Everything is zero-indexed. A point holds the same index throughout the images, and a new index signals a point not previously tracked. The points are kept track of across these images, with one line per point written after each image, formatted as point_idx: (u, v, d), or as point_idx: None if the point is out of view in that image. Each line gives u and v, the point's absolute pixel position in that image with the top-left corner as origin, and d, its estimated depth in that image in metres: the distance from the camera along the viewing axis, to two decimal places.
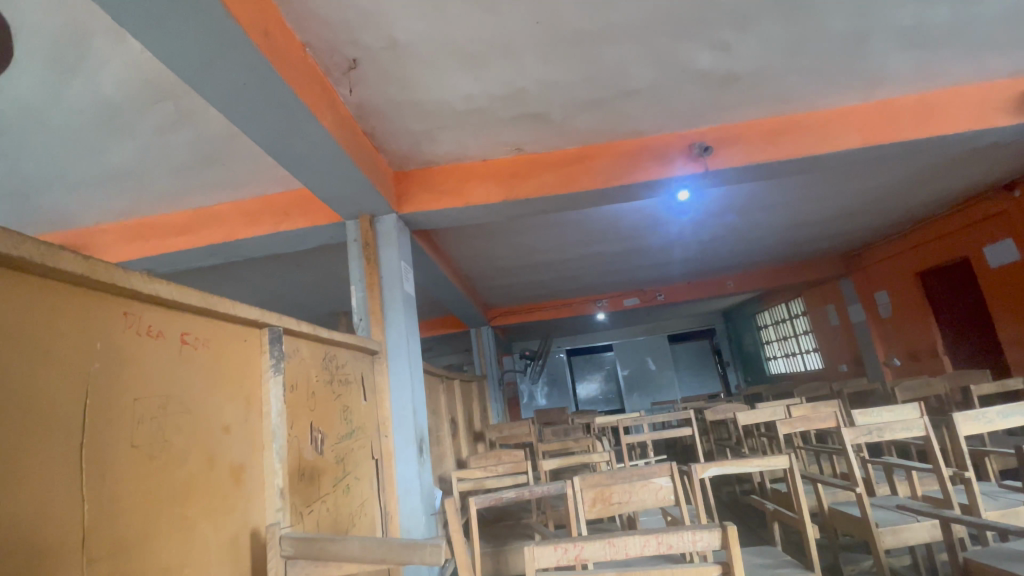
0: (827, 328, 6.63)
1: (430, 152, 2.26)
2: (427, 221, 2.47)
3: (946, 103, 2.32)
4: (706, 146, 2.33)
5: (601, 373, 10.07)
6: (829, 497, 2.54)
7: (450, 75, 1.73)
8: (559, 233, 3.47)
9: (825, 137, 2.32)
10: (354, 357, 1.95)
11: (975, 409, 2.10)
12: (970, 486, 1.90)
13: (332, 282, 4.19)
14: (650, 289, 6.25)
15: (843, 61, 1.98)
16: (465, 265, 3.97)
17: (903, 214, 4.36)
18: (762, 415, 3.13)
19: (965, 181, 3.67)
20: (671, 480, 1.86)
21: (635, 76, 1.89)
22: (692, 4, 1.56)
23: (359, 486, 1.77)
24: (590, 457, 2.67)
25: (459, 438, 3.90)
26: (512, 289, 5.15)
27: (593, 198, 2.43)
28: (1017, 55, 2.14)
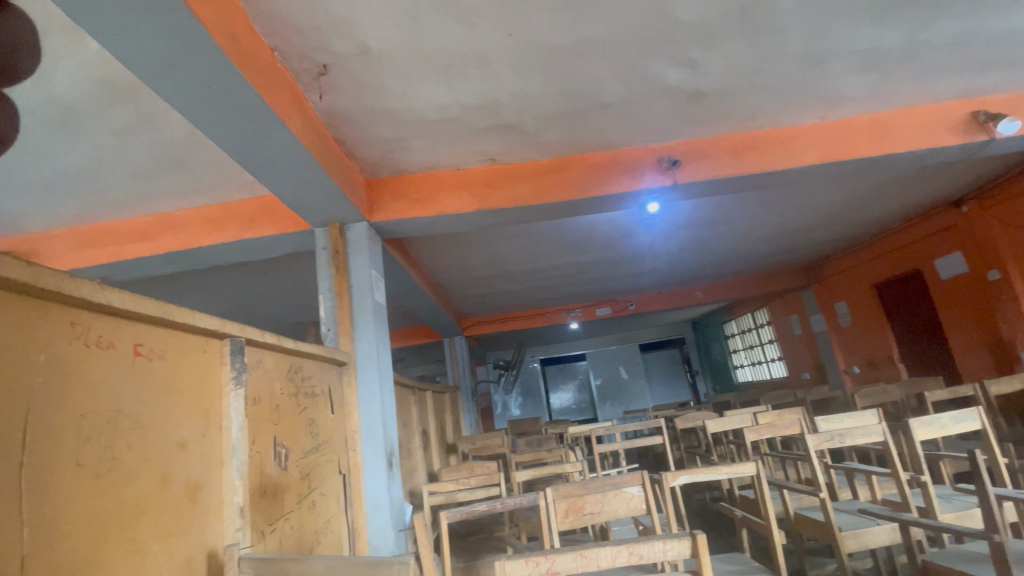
0: (791, 338, 6.84)
1: (402, 161, 2.23)
2: (398, 230, 2.43)
3: (899, 122, 2.44)
4: (675, 160, 2.38)
5: (575, 382, 10.11)
6: (795, 503, 2.59)
7: (422, 84, 1.72)
8: (533, 243, 3.47)
9: (787, 153, 2.41)
10: (321, 368, 1.89)
11: (930, 415, 2.19)
12: (927, 490, 1.97)
13: (301, 291, 4.09)
14: (622, 299, 6.32)
15: (805, 80, 2.06)
16: (439, 274, 3.93)
17: (860, 228, 4.55)
18: (731, 423, 3.19)
19: (917, 197, 3.86)
20: (643, 488, 1.86)
21: (607, 90, 1.92)
22: (660, 22, 1.60)
23: (325, 503, 1.71)
24: (564, 468, 2.66)
25: (430, 450, 3.83)
26: (486, 299, 5.12)
27: (566, 209, 2.45)
28: (962, 80, 2.27)
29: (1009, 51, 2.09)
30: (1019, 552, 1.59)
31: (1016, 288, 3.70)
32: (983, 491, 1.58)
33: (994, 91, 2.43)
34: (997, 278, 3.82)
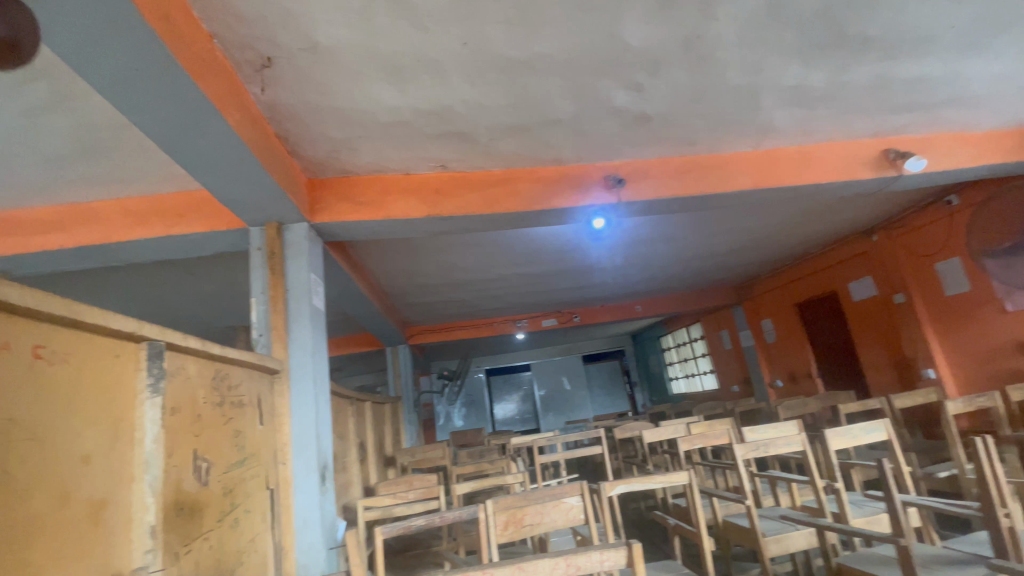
0: (722, 352, 7.21)
1: (348, 162, 2.16)
2: (342, 233, 2.35)
3: (822, 156, 2.65)
4: (620, 178, 2.46)
5: (519, 393, 10.13)
6: (723, 510, 2.71)
7: (373, 85, 1.68)
8: (482, 253, 3.46)
9: (724, 178, 2.55)
10: (250, 376, 1.77)
11: (843, 426, 2.36)
12: (840, 496, 2.12)
13: (232, 293, 3.85)
14: (567, 311, 6.43)
15: (740, 111, 2.19)
16: (383, 281, 3.82)
17: (785, 251, 4.90)
18: (666, 433, 3.30)
19: (835, 224, 4.21)
20: (582, 498, 1.86)
21: (558, 107, 1.96)
22: (610, 46, 1.65)
23: (249, 521, 1.59)
24: (505, 479, 2.64)
25: (367, 463, 3.69)
26: (431, 307, 5.04)
27: (514, 220, 2.46)
28: (875, 121, 2.50)
29: (914, 98, 2.32)
30: (920, 554, 1.75)
31: (917, 311, 4.10)
32: (889, 498, 1.71)
33: (902, 133, 2.68)
34: (901, 301, 4.22)
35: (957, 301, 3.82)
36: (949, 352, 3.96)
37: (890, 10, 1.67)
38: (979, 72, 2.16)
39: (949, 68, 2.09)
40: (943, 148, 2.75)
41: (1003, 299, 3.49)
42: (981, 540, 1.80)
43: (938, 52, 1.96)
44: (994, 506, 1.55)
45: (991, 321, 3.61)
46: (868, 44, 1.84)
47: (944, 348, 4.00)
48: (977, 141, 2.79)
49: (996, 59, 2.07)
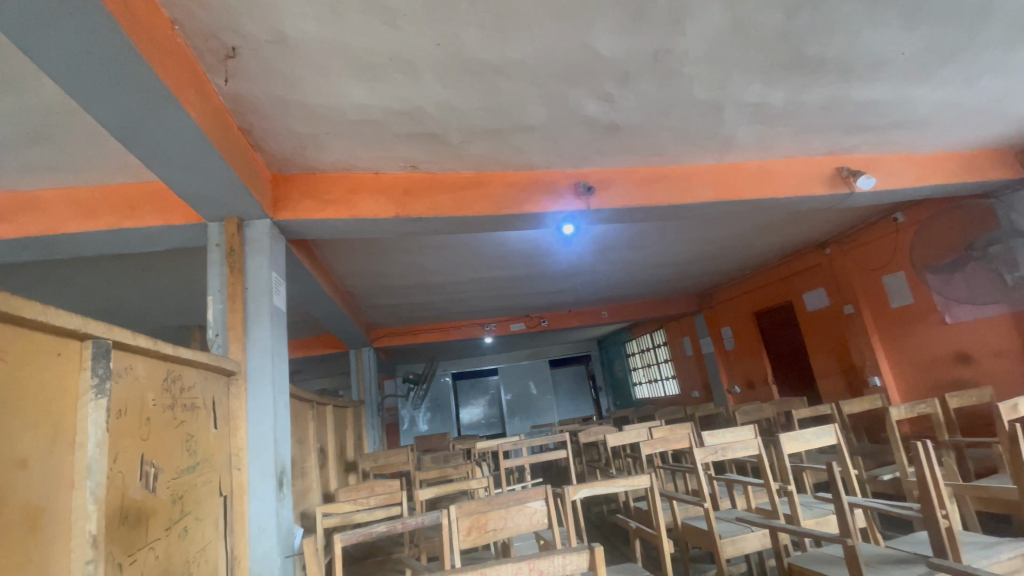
0: (684, 358, 7.40)
1: (315, 159, 2.11)
2: (306, 231, 2.28)
3: (780, 171, 2.77)
4: (590, 186, 2.49)
5: (485, 398, 10.10)
6: (682, 513, 2.78)
7: (342, 81, 1.64)
8: (450, 255, 3.44)
9: (688, 190, 2.62)
10: (205, 377, 1.69)
11: (797, 431, 2.46)
12: (793, 499, 2.20)
13: (188, 291, 3.69)
14: (535, 315, 6.46)
15: (705, 125, 2.26)
16: (348, 281, 3.74)
17: (745, 261, 5.08)
18: (628, 437, 3.35)
19: (791, 237, 4.39)
20: (546, 503, 1.87)
21: (529, 112, 1.97)
22: (582, 55, 1.67)
23: (200, 529, 1.52)
24: (469, 484, 2.62)
25: (328, 469, 3.60)
26: (398, 309, 4.97)
27: (485, 223, 2.45)
28: (830, 139, 2.63)
29: (865, 120, 2.45)
30: (866, 554, 1.83)
31: (865, 322, 4.32)
32: (838, 500, 1.78)
33: (854, 152, 2.83)
34: (851, 312, 4.44)
35: (901, 313, 4.05)
36: (894, 361, 4.19)
37: (845, 35, 1.76)
38: (923, 97, 2.30)
39: (897, 93, 2.22)
40: (891, 168, 2.91)
41: (943, 311, 3.72)
42: (919, 539, 1.90)
43: (888, 77, 2.07)
44: (933, 507, 1.64)
45: (932, 332, 3.84)
46: (825, 67, 1.94)
47: (889, 356, 4.22)
48: (921, 163, 2.97)
49: (938, 87, 2.21)
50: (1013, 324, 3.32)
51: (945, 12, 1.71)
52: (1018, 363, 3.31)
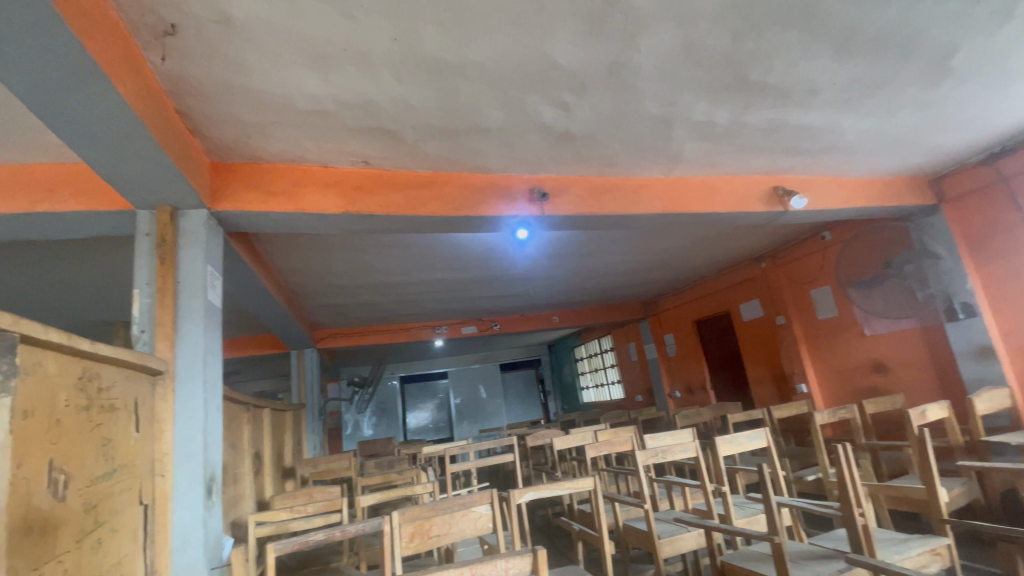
0: (630, 364, 7.61)
1: (260, 148, 2.01)
2: (247, 224, 2.17)
3: (723, 187, 2.91)
4: (544, 193, 2.51)
5: (434, 402, 9.95)
6: (624, 514, 2.85)
7: (292, 70, 1.58)
8: (402, 255, 3.37)
9: (638, 201, 2.71)
10: (128, 377, 1.57)
11: (731, 433, 2.58)
12: (726, 500, 2.31)
13: (112, 284, 3.43)
14: (487, 319, 6.45)
15: (655, 139, 2.35)
16: (292, 278, 3.59)
17: (689, 272, 5.30)
18: (574, 440, 3.41)
19: (731, 251, 4.63)
20: (491, 507, 1.87)
21: (487, 115, 1.97)
22: (539, 64, 1.70)
23: (115, 542, 1.39)
24: (413, 489, 2.57)
25: (264, 475, 3.42)
26: (344, 309, 4.81)
27: (438, 224, 2.42)
28: (769, 160, 2.79)
29: (800, 143, 2.62)
30: (792, 551, 1.95)
31: (795, 332, 4.61)
32: (767, 500, 1.88)
33: (790, 173, 3.02)
34: (782, 323, 4.73)
35: (827, 324, 4.35)
36: (819, 369, 4.48)
37: (785, 63, 1.88)
38: (851, 126, 2.49)
39: (828, 120, 2.39)
40: (822, 190, 3.12)
41: (863, 324, 4.03)
42: (839, 536, 2.04)
43: (820, 105, 2.24)
44: (851, 505, 1.77)
45: (853, 343, 4.15)
46: (765, 91, 2.06)
47: (815, 365, 4.52)
48: (847, 186, 3.21)
49: (864, 117, 2.40)
50: (922, 337, 3.62)
51: (872, 48, 1.86)
52: (925, 372, 3.61)
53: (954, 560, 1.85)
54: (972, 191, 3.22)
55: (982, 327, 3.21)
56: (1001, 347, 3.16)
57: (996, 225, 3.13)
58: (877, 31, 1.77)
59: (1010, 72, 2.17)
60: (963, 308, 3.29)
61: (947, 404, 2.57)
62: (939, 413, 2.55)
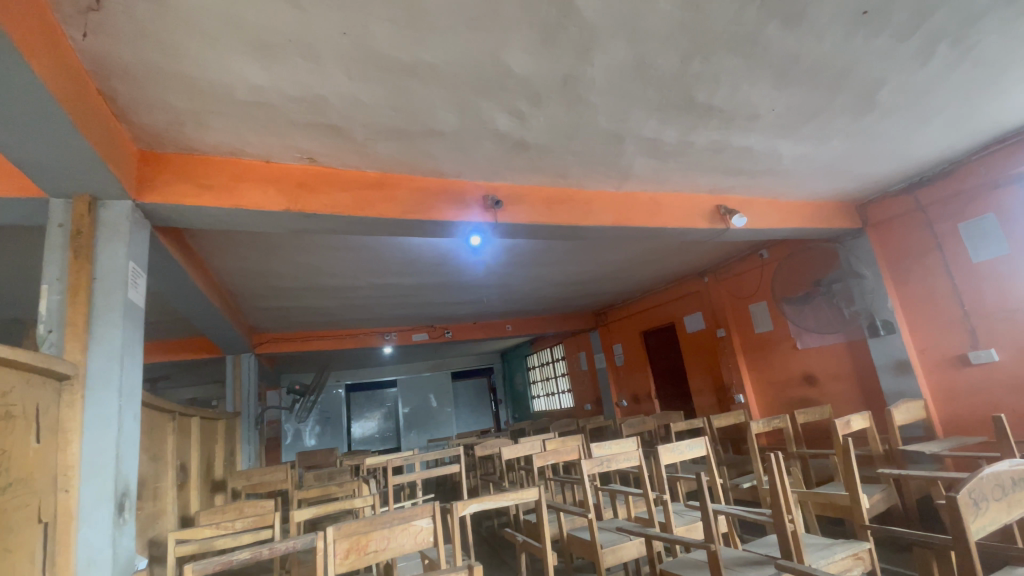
0: (579, 373, 7.71)
1: (195, 138, 1.88)
2: (177, 218, 2.03)
3: (670, 203, 3.01)
4: (497, 201, 2.50)
5: (381, 411, 9.67)
6: (568, 524, 2.84)
7: (234, 58, 1.49)
8: (350, 258, 3.27)
9: (589, 213, 2.75)
10: (30, 381, 1.41)
11: (674, 442, 2.63)
12: (667, 508, 2.35)
13: (20, 278, 3.12)
14: (439, 326, 6.34)
15: (607, 153, 2.39)
16: (230, 278, 3.39)
17: (637, 284, 5.45)
18: (523, 449, 3.39)
19: (677, 265, 4.79)
20: (433, 520, 1.81)
21: (440, 119, 1.94)
22: (494, 70, 1.69)
23: (6, 565, 1.24)
24: (353, 503, 2.47)
25: (189, 490, 3.18)
26: (287, 313, 4.60)
27: (387, 227, 2.35)
28: (713, 179, 2.91)
29: (742, 165, 2.75)
30: (728, 557, 2.00)
31: (735, 345, 4.82)
32: (704, 508, 1.92)
33: (732, 193, 3.16)
34: (723, 335, 4.93)
35: (764, 338, 4.57)
36: (755, 380, 4.70)
37: (730, 87, 1.96)
38: (788, 150, 2.64)
39: (767, 144, 2.52)
40: (761, 210, 3.29)
41: (796, 338, 4.27)
42: (771, 542, 2.12)
43: (759, 129, 2.35)
44: (782, 512, 1.84)
45: (787, 356, 4.38)
46: (711, 113, 2.14)
47: (752, 376, 4.73)
48: (784, 208, 3.39)
49: (800, 142, 2.55)
50: (847, 351, 3.87)
51: (808, 78, 1.98)
52: (851, 385, 3.85)
53: (874, 563, 1.96)
54: (893, 217, 3.49)
55: (900, 343, 3.46)
56: (917, 362, 3.41)
57: (914, 249, 3.40)
58: (813, 62, 1.88)
59: (926, 110, 2.37)
60: (884, 325, 3.54)
61: (870, 415, 2.74)
62: (862, 423, 2.71)
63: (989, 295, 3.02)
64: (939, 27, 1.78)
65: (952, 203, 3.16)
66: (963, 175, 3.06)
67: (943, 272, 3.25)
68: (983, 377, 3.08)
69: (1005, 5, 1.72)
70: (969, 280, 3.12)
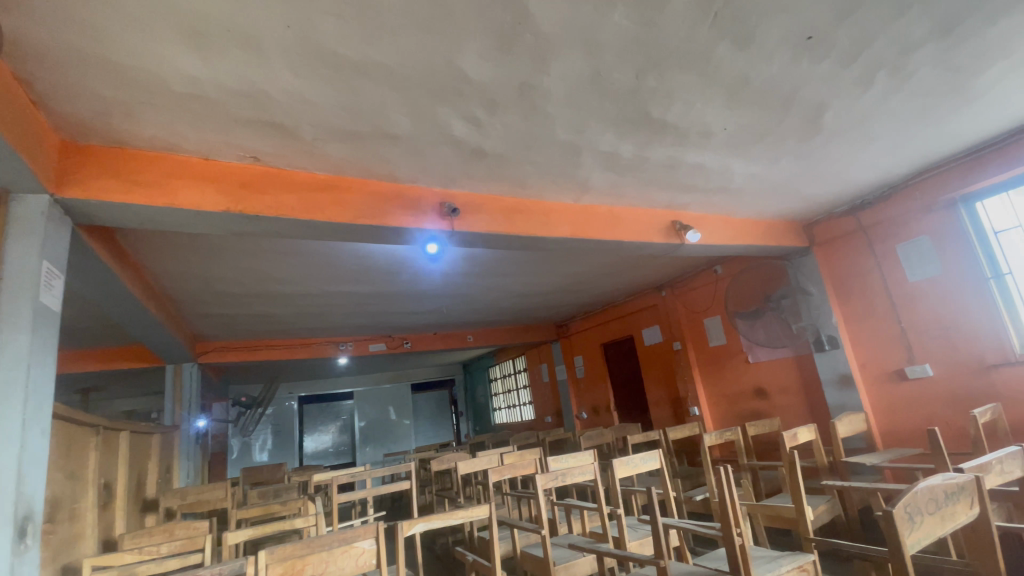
0: (541, 385, 7.69)
1: (125, 130, 1.76)
2: (103, 216, 1.88)
3: (628, 217, 3.04)
4: (454, 209, 2.45)
5: (336, 424, 9.33)
6: (522, 540, 2.77)
7: (166, 46, 1.39)
8: (302, 264, 3.14)
9: (547, 224, 2.74)
10: None
11: (628, 455, 2.61)
12: (621, 523, 2.32)
13: None
14: (397, 336, 6.20)
15: (565, 165, 2.40)
16: (169, 282, 3.19)
17: (597, 297, 5.50)
18: (478, 464, 3.30)
19: (636, 278, 4.86)
20: (376, 542, 1.70)
21: (393, 122, 1.88)
22: (447, 74, 1.65)
23: None
24: (294, 523, 2.32)
25: (113, 510, 2.93)
26: (233, 320, 4.37)
27: (337, 232, 2.26)
28: (669, 195, 2.96)
29: (696, 182, 2.82)
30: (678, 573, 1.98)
31: (690, 358, 4.91)
32: (655, 523, 1.90)
33: (688, 209, 3.23)
34: (679, 348, 5.02)
35: (718, 351, 4.68)
36: (709, 393, 4.79)
37: (683, 104, 2.00)
38: (740, 169, 2.71)
39: (720, 162, 2.58)
40: (715, 226, 3.37)
41: (748, 352, 4.39)
42: (721, 556, 2.12)
43: (712, 147, 2.41)
44: (730, 526, 1.84)
45: (739, 370, 4.49)
46: (666, 128, 2.17)
47: (706, 389, 4.82)
48: (736, 225, 3.49)
49: (751, 162, 2.63)
50: (795, 365, 4.01)
51: (757, 99, 2.04)
52: (798, 398, 3.98)
53: (819, 575, 1.98)
54: (837, 237, 3.65)
55: (843, 358, 3.59)
56: (859, 376, 3.55)
57: (856, 269, 3.56)
58: (761, 83, 1.94)
59: (866, 135, 2.50)
60: (829, 340, 3.67)
61: (815, 427, 2.81)
62: (808, 435, 2.77)
63: (923, 313, 3.19)
64: (878, 56, 1.87)
65: (890, 226, 3.33)
66: (900, 199, 3.24)
67: (882, 291, 3.41)
68: (919, 391, 3.23)
69: (936, 38, 1.82)
70: (906, 299, 3.28)
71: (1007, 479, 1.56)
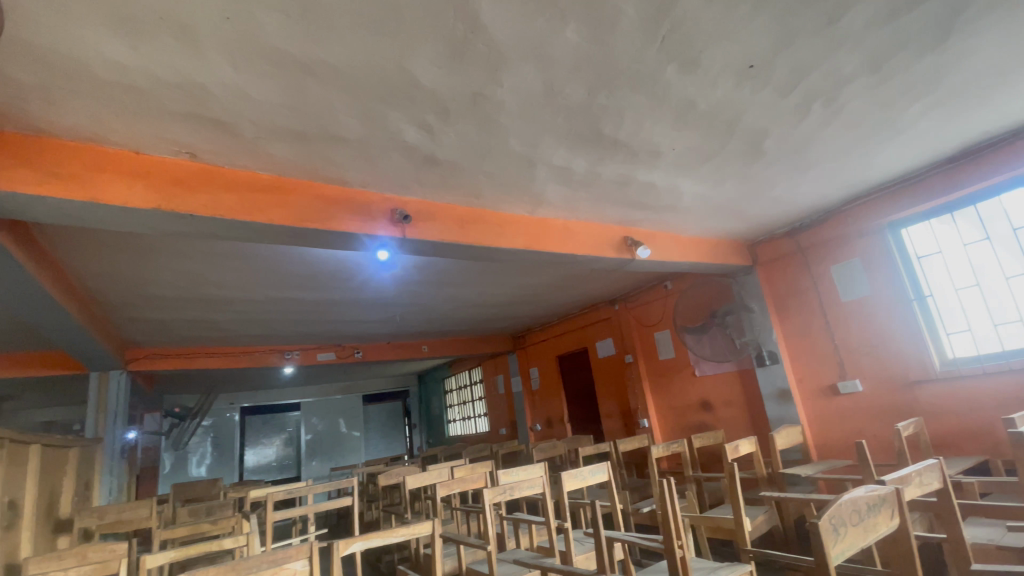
0: (496, 397, 7.64)
1: (44, 118, 1.62)
2: (14, 209, 1.72)
3: (581, 231, 3.08)
4: (406, 215, 2.41)
5: (281, 436, 8.92)
6: (468, 557, 2.72)
7: (91, 32, 1.30)
8: (244, 267, 2.99)
9: (501, 234, 2.73)
10: None
11: (577, 468, 2.60)
12: (568, 537, 2.29)
13: None
14: (348, 345, 6.02)
15: (519, 177, 2.40)
16: (95, 283, 2.96)
17: (552, 309, 5.53)
18: (427, 478, 3.21)
19: (590, 291, 4.93)
20: (309, 563, 1.59)
21: (341, 124, 1.83)
22: (399, 79, 1.62)
23: None
24: (223, 543, 2.16)
25: (19, 532, 2.66)
26: (168, 326, 4.11)
27: (280, 235, 2.17)
28: (621, 211, 3.03)
29: (646, 200, 2.89)
30: None
31: (641, 371, 5.01)
32: (598, 537, 1.89)
33: (640, 225, 3.31)
34: (630, 361, 5.12)
35: (667, 364, 4.80)
36: (659, 405, 4.89)
37: (634, 123, 2.05)
38: (688, 188, 2.80)
39: (669, 181, 2.66)
40: (665, 243, 3.47)
41: (695, 366, 4.52)
42: (662, 568, 2.14)
43: (661, 166, 2.48)
44: (672, 538, 1.86)
45: (687, 383, 4.61)
46: (618, 146, 2.22)
47: (656, 402, 4.92)
48: (685, 242, 3.61)
49: (698, 182, 2.72)
50: (738, 379, 4.16)
51: (703, 121, 2.11)
52: (741, 410, 4.13)
53: None
54: (778, 258, 3.84)
55: (782, 373, 3.75)
56: (796, 390, 3.71)
57: (796, 288, 3.74)
58: (707, 107, 2.01)
59: (804, 161, 2.64)
60: (769, 356, 3.82)
61: (755, 440, 2.90)
62: (749, 448, 2.86)
63: (855, 331, 3.38)
64: (814, 87, 1.99)
65: (826, 248, 3.53)
66: (835, 224, 3.45)
67: (819, 309, 3.60)
68: (850, 405, 3.41)
69: (865, 73, 1.96)
70: (840, 317, 3.47)
71: (926, 490, 1.63)
